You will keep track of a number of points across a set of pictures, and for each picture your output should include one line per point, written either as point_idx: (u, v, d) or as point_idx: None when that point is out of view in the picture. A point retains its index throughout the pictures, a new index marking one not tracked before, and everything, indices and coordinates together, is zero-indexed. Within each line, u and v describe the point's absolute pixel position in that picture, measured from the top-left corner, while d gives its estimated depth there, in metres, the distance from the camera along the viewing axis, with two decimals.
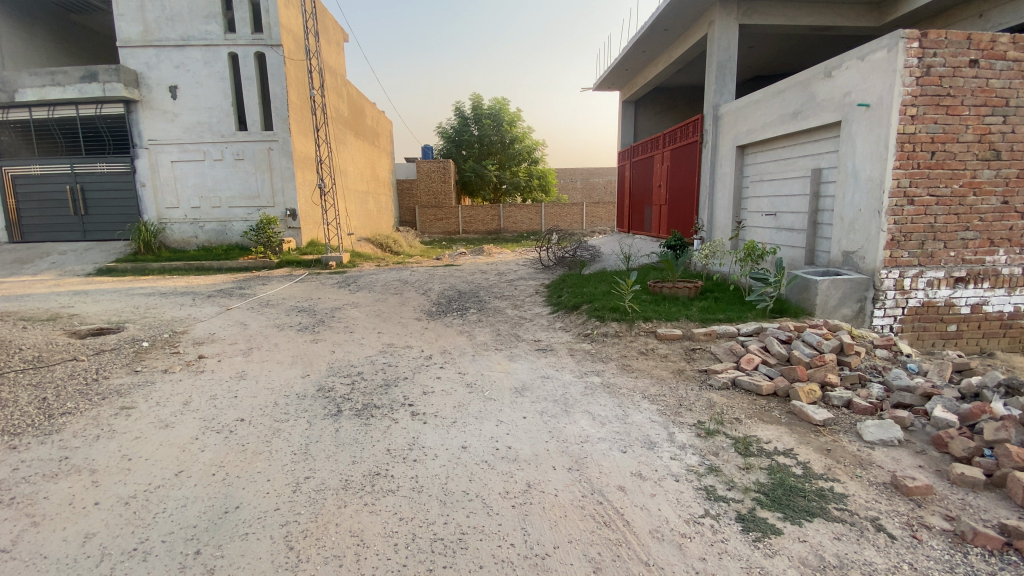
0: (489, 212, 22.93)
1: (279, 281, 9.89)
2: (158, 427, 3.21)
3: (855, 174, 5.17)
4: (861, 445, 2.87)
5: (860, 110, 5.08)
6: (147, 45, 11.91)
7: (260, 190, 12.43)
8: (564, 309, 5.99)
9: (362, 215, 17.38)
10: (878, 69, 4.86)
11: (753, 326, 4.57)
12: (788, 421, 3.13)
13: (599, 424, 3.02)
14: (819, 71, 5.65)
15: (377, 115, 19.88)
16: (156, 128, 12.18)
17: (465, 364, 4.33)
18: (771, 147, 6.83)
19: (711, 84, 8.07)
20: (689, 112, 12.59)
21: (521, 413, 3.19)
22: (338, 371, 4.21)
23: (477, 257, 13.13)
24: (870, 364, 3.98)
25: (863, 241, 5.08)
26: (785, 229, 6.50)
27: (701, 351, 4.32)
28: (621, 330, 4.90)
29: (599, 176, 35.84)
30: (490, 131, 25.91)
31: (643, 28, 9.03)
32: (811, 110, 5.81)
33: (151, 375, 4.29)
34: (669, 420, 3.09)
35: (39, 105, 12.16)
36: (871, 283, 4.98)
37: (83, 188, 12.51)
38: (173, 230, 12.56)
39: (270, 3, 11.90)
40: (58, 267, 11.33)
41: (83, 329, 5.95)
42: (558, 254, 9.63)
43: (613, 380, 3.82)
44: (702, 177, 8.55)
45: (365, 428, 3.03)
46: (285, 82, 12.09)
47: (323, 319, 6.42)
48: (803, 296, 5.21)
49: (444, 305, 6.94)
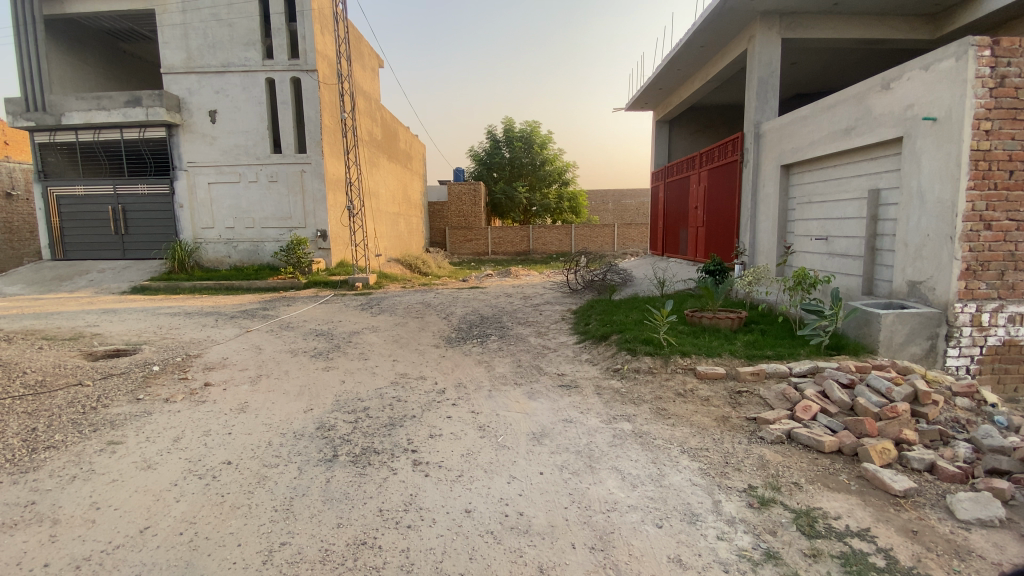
0: (518, 233, 22.72)
1: (303, 302, 9.80)
2: (139, 469, 2.93)
3: (921, 196, 4.59)
4: (954, 525, 2.30)
5: (925, 124, 4.53)
6: (189, 72, 12.31)
7: (291, 212, 12.54)
8: (591, 339, 5.55)
9: (392, 236, 17.37)
10: (944, 79, 4.32)
11: (807, 365, 4.04)
12: (859, 489, 2.59)
13: (628, 487, 2.57)
14: (876, 83, 5.14)
15: (410, 139, 20.13)
16: (194, 151, 12.49)
17: (480, 401, 3.93)
18: (820, 166, 6.29)
19: (752, 101, 7.61)
20: (726, 131, 12.09)
21: (537, 467, 2.77)
22: (343, 407, 3.87)
23: (504, 279, 12.82)
24: (951, 417, 3.39)
25: (933, 270, 4.47)
26: (839, 255, 5.91)
27: (748, 395, 3.80)
28: (655, 366, 4.42)
29: (631, 197, 35.28)
30: (521, 153, 25.85)
31: (678, 45, 8.68)
32: (867, 126, 5.28)
33: (150, 405, 4.05)
34: (713, 484, 2.61)
35: (87, 129, 12.66)
36: (943, 318, 4.36)
37: (125, 208, 12.90)
38: (207, 249, 12.78)
39: (306, 30, 12.14)
40: (95, 286, 11.62)
41: (99, 351, 5.87)
42: (587, 278, 9.19)
43: (646, 428, 3.34)
44: (742, 198, 8.04)
45: (358, 479, 2.67)
46: (317, 106, 12.24)
47: (339, 345, 6.15)
48: (862, 332, 4.61)
49: (465, 331, 6.58)
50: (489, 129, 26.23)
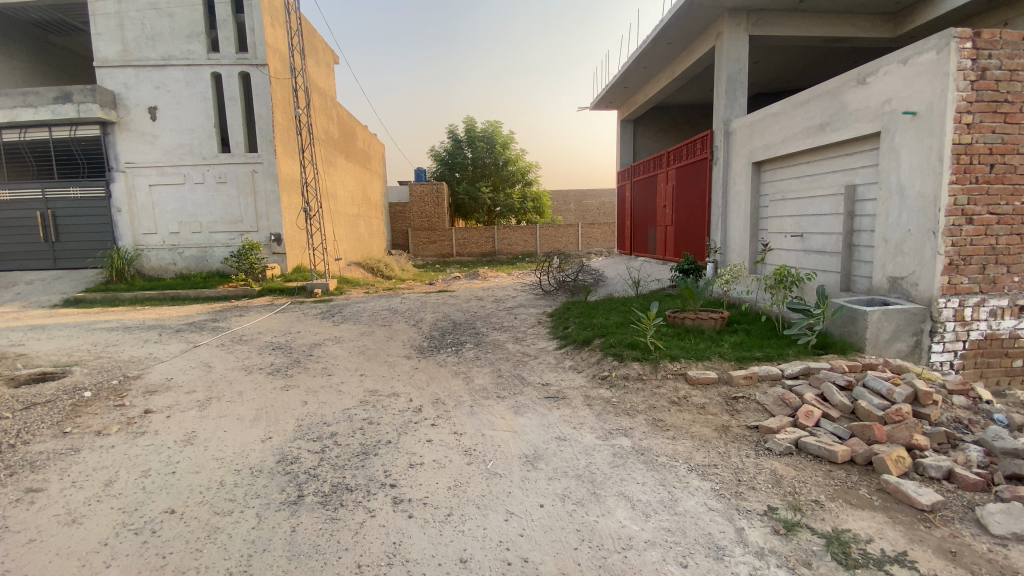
0: (483, 233, 22.36)
1: (258, 311, 9.14)
2: (62, 524, 2.42)
3: (901, 191, 4.56)
4: (990, 542, 2.13)
5: (904, 119, 4.50)
6: (126, 66, 11.35)
7: (242, 215, 11.76)
8: (573, 345, 5.28)
9: (352, 239, 16.70)
10: (924, 73, 4.30)
11: (799, 367, 3.91)
12: (883, 505, 2.41)
13: (640, 517, 2.29)
14: (851, 77, 5.11)
15: (369, 138, 19.46)
16: (133, 151, 11.54)
17: (461, 420, 3.58)
18: (793, 162, 6.26)
19: (721, 98, 7.55)
20: (689, 131, 12.17)
21: (535, 499, 2.46)
22: (306, 433, 3.45)
23: (472, 282, 12.47)
24: (952, 417, 3.33)
25: (915, 265, 4.44)
26: (815, 252, 5.88)
27: (745, 400, 3.61)
28: (645, 373, 4.18)
29: (592, 198, 35.57)
30: (483, 153, 25.50)
31: (645, 43, 8.56)
32: (842, 121, 5.25)
33: (78, 440, 3.48)
34: (731, 508, 2.37)
35: (11, 127, 11.49)
36: (927, 313, 4.34)
37: (55, 213, 11.77)
38: (150, 256, 11.84)
39: (255, 22, 11.39)
40: (22, 299, 10.54)
41: (22, 375, 5.16)
42: (559, 278, 8.92)
43: (646, 443, 3.08)
44: (713, 195, 7.98)
45: (329, 526, 2.28)
46: (269, 101, 11.52)
47: (300, 359, 5.65)
48: (847, 330, 4.52)
49: (437, 339, 6.19)
50: (450, 129, 25.77)
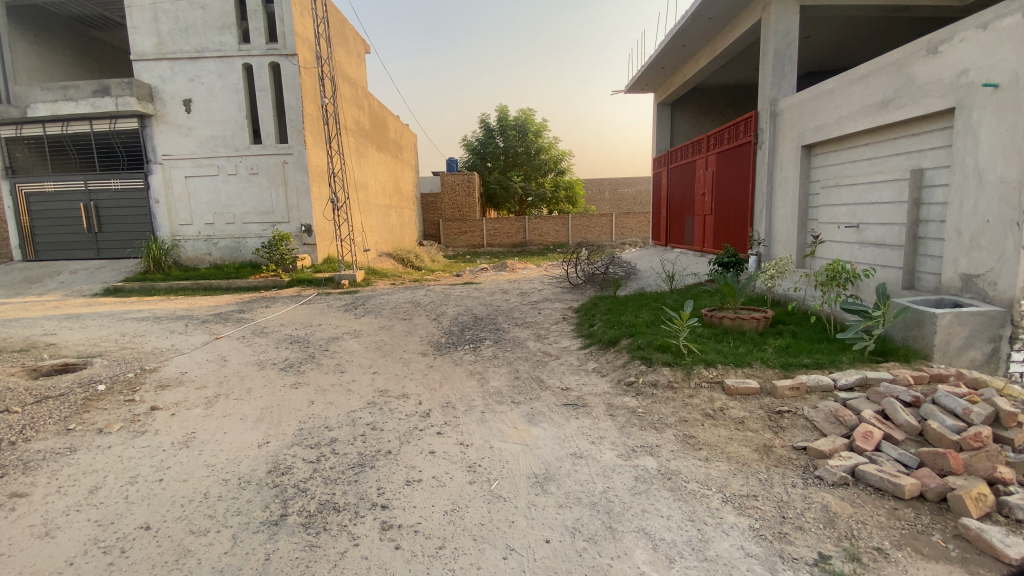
0: (514, 224, 22.02)
1: (283, 302, 9.13)
2: (34, 538, 2.26)
3: (978, 175, 3.94)
4: None
5: (983, 93, 3.88)
6: (161, 58, 11.51)
7: (273, 205, 11.82)
8: (598, 345, 4.92)
9: (383, 230, 16.70)
10: (1008, 40, 3.68)
11: (855, 377, 3.44)
12: (964, 558, 1.97)
13: (663, 563, 1.95)
14: (920, 47, 4.48)
15: (400, 128, 19.38)
16: (169, 143, 11.74)
17: (470, 429, 3.29)
18: (849, 145, 5.64)
19: (767, 76, 6.92)
20: (731, 114, 11.44)
21: (541, 532, 2.14)
22: (305, 439, 3.23)
23: (499, 274, 12.16)
24: None
25: (993, 261, 3.84)
26: (873, 245, 5.28)
27: (791, 415, 3.17)
28: (676, 380, 3.78)
29: (628, 187, 34.65)
30: (515, 142, 25.09)
31: (685, 19, 7.95)
32: (908, 97, 4.62)
33: (79, 438, 3.39)
34: (773, 554, 1.99)
35: (55, 121, 11.85)
36: (1007, 317, 3.75)
37: (97, 205, 12.14)
38: (186, 247, 12.09)
39: (284, 12, 11.33)
40: (66, 288, 10.91)
41: (45, 365, 5.19)
42: (588, 271, 8.50)
43: (674, 465, 2.71)
44: (757, 182, 7.36)
45: (307, 556, 2.03)
46: (299, 92, 11.48)
47: (315, 354, 5.49)
48: (912, 334, 3.97)
49: (456, 335, 5.93)
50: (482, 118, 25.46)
